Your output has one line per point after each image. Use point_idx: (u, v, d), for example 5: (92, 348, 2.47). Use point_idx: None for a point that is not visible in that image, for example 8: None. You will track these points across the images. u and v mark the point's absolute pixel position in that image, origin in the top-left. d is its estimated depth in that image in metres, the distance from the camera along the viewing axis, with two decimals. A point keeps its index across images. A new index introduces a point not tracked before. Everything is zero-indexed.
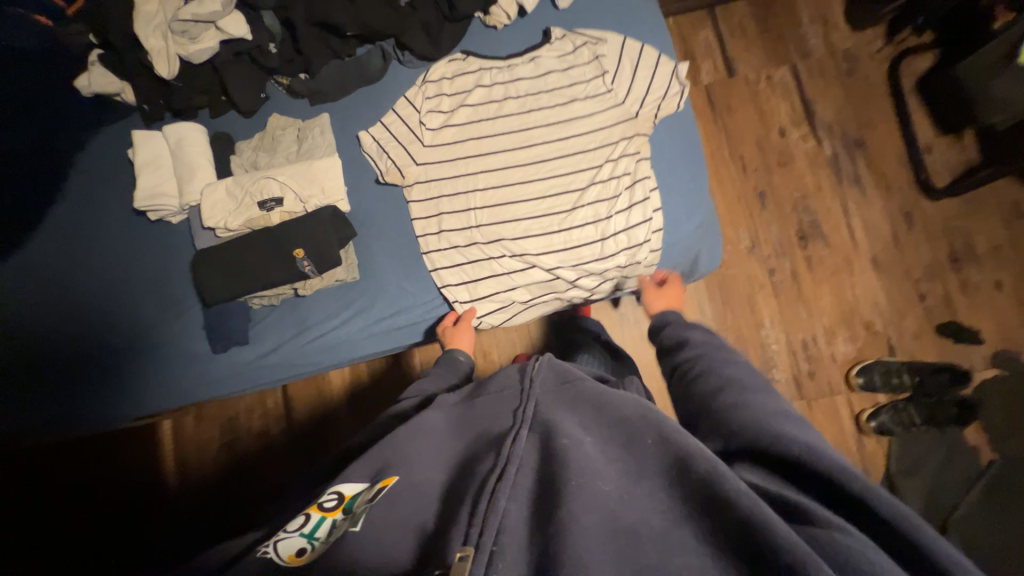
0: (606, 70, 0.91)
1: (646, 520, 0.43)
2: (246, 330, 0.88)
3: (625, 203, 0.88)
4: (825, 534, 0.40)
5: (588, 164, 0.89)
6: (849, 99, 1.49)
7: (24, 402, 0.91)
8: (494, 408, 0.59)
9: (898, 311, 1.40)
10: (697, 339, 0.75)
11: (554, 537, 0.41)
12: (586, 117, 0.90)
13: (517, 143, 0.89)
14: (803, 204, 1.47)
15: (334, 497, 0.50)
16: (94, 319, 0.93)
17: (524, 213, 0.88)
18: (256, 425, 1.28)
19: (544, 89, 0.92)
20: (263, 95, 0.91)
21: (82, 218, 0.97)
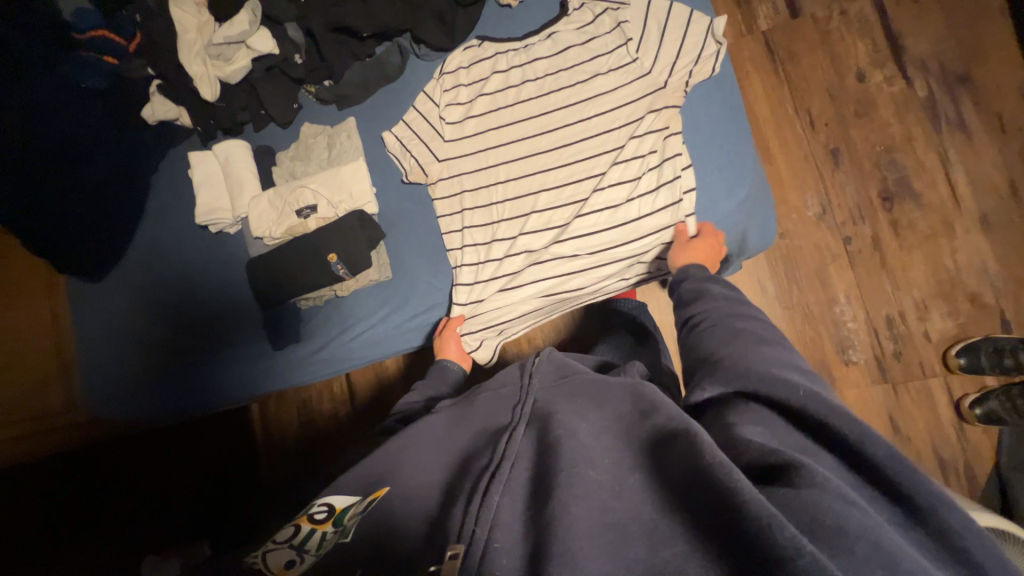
0: (630, 37, 0.84)
1: (637, 514, 0.45)
2: (297, 330, 0.95)
3: (649, 184, 0.83)
4: (799, 490, 0.41)
5: (610, 144, 0.84)
6: (951, 24, 1.24)
7: (130, 392, 1.07)
8: (494, 408, 0.67)
9: (1014, 278, 1.17)
10: (716, 291, 0.71)
11: (542, 529, 0.45)
12: (608, 92, 0.84)
13: (536, 129, 0.86)
14: (888, 158, 1.26)
15: (324, 511, 0.60)
16: (179, 321, 1.06)
17: (544, 204, 0.86)
18: (327, 409, 1.35)
19: (562, 67, 0.87)
20: (296, 105, 0.95)
21: (161, 234, 1.10)
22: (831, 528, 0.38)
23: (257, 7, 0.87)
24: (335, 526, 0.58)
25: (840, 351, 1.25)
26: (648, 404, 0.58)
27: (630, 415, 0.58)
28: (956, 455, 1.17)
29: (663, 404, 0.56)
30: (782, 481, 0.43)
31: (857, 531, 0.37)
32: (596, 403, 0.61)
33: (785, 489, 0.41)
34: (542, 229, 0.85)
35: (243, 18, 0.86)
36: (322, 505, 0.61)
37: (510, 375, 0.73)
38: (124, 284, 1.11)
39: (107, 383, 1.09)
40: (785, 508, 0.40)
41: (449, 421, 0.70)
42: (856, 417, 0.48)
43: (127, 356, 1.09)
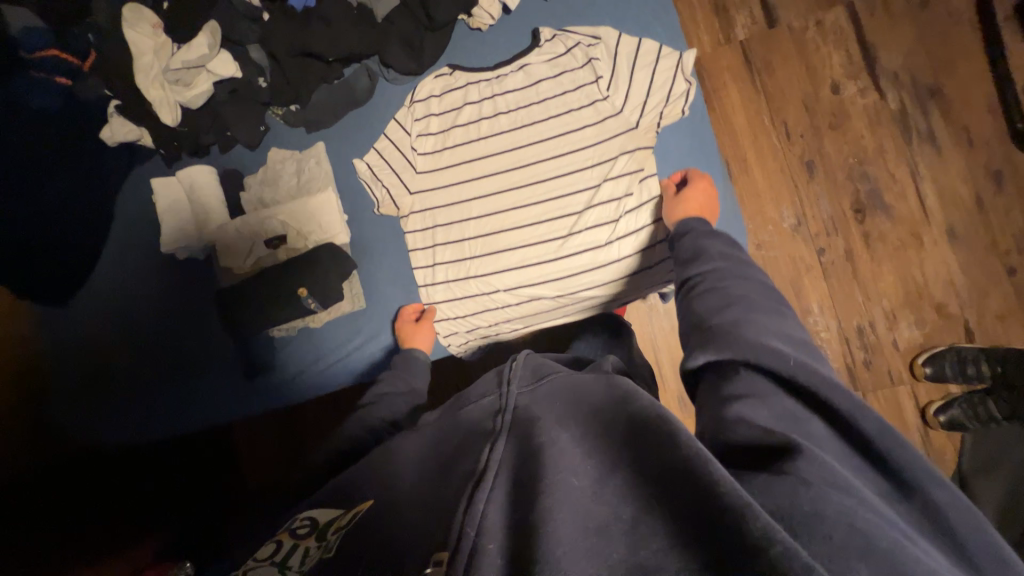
0: (601, 75, 0.83)
1: (619, 513, 0.44)
2: (270, 359, 0.93)
3: (627, 226, 0.82)
4: (781, 478, 0.43)
5: (586, 184, 0.83)
6: (923, 38, 1.25)
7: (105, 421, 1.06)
8: (476, 416, 0.67)
9: (978, 289, 1.21)
10: (716, 250, 0.72)
11: (527, 535, 0.44)
12: (581, 130, 0.83)
13: (509, 164, 0.85)
14: (861, 171, 1.28)
15: (307, 525, 0.60)
16: (151, 349, 1.05)
17: (516, 242, 0.84)
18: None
19: (535, 100, 0.85)
20: (262, 128, 0.91)
21: (124, 261, 1.06)
22: (809, 515, 0.39)
23: (217, 29, 0.85)
24: (318, 541, 0.57)
25: None
26: (624, 395, 0.57)
27: (606, 408, 0.57)
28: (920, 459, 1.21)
29: (639, 397, 0.54)
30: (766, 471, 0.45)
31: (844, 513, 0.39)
32: (574, 404, 0.61)
33: (769, 476, 0.44)
34: (516, 269, 0.84)
35: (202, 41, 0.85)
36: (305, 520, 0.61)
37: (490, 381, 0.74)
38: (86, 309, 1.07)
39: (81, 414, 1.06)
40: (764, 494, 0.42)
41: (433, 433, 0.69)
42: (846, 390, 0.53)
43: (98, 386, 1.07)
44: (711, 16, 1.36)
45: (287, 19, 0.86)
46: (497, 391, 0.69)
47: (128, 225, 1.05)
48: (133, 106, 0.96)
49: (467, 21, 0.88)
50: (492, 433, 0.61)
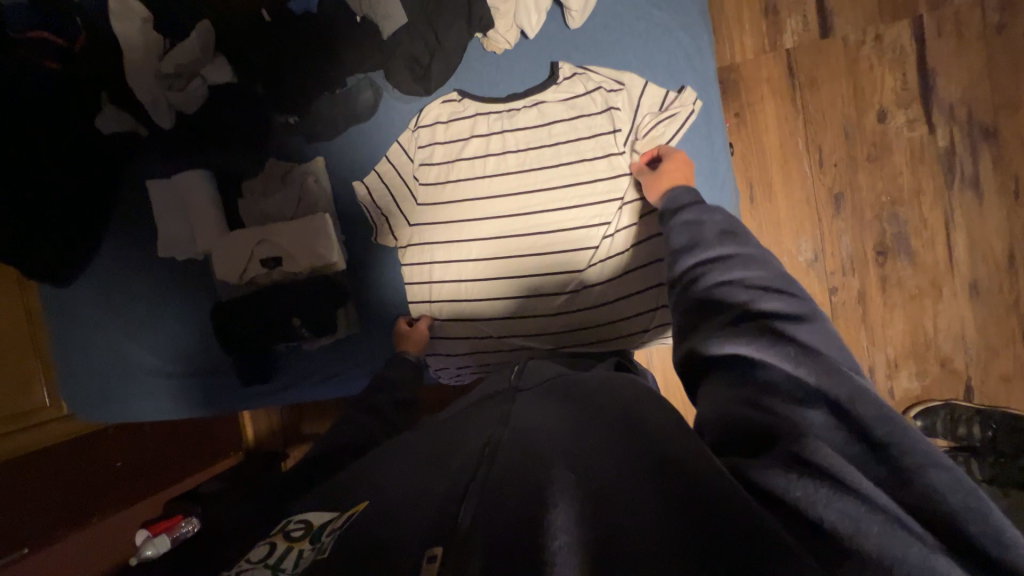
0: (619, 126, 0.78)
1: (613, 483, 0.47)
2: (258, 372, 0.94)
3: (627, 288, 0.82)
4: (796, 473, 0.41)
5: (590, 242, 0.81)
6: (990, 69, 1.12)
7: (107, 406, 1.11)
8: (480, 403, 0.70)
9: (987, 348, 1.18)
10: (717, 222, 0.65)
11: (525, 520, 0.44)
12: (590, 183, 0.80)
13: (513, 208, 0.82)
14: (891, 210, 1.20)
15: (301, 527, 0.57)
16: (156, 342, 1.09)
17: (514, 289, 0.84)
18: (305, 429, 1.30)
19: (547, 142, 0.81)
20: (259, 136, 0.87)
21: (126, 249, 1.06)
22: (809, 504, 0.40)
23: (209, 30, 0.80)
24: (313, 544, 0.55)
25: None
26: (626, 403, 0.58)
27: (606, 407, 0.58)
28: None
29: (639, 408, 0.56)
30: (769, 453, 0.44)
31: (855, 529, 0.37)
32: (572, 398, 0.62)
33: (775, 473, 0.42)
34: (511, 316, 0.85)
35: (193, 41, 0.79)
36: (300, 522, 0.58)
37: (500, 378, 0.77)
38: (89, 293, 1.09)
39: (79, 395, 1.09)
40: (767, 479, 0.42)
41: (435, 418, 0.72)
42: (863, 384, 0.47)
43: (99, 371, 1.10)
44: (759, 18, 1.22)
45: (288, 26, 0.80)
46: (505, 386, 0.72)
47: (129, 216, 1.05)
48: None
49: (482, 41, 0.83)
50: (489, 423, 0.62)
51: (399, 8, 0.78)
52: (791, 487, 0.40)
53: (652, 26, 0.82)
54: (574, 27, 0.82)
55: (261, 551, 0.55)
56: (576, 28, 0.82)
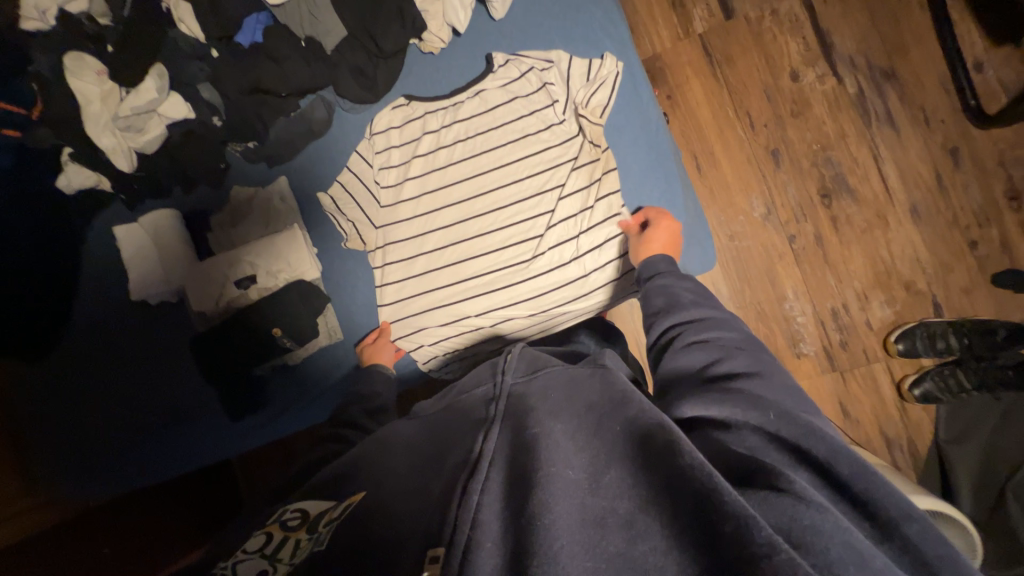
0: (555, 99, 0.87)
1: (614, 508, 0.46)
2: (247, 400, 0.92)
3: (591, 241, 0.86)
4: (780, 495, 0.43)
5: (546, 206, 0.86)
6: (875, 22, 1.27)
7: (81, 478, 1.03)
8: (472, 404, 0.69)
9: (943, 264, 1.24)
10: (687, 298, 0.75)
11: (524, 526, 0.46)
12: (539, 152, 0.87)
13: (471, 191, 0.87)
14: (824, 156, 1.30)
15: (297, 516, 0.61)
16: (131, 398, 1.05)
17: (486, 266, 0.87)
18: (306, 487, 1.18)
19: (493, 125, 0.88)
20: (222, 165, 0.92)
21: (94, 308, 1.05)
22: (808, 529, 0.40)
23: (164, 72, 0.85)
24: (309, 533, 0.58)
25: (792, 345, 1.31)
26: (620, 394, 0.59)
27: (601, 404, 0.59)
28: (900, 432, 1.25)
29: (633, 397, 0.57)
30: (763, 482, 0.45)
31: (830, 530, 0.40)
32: (569, 400, 0.62)
33: (760, 492, 0.44)
34: (488, 293, 0.87)
35: (149, 85, 0.84)
36: (296, 512, 0.62)
37: (485, 371, 0.77)
38: (59, 359, 1.05)
39: (59, 466, 1.03)
40: (766, 511, 0.42)
41: (424, 424, 0.72)
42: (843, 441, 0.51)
43: (74, 438, 1.04)
44: (668, 12, 1.36)
45: (234, 60, 0.87)
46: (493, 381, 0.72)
47: (96, 274, 1.05)
48: (90, 155, 0.95)
49: (419, 45, 0.91)
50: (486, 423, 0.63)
51: (339, 23, 0.85)
52: (778, 515, 0.41)
53: (569, 11, 0.90)
54: (499, 18, 0.90)
55: (260, 540, 0.59)
56: (501, 18, 0.90)
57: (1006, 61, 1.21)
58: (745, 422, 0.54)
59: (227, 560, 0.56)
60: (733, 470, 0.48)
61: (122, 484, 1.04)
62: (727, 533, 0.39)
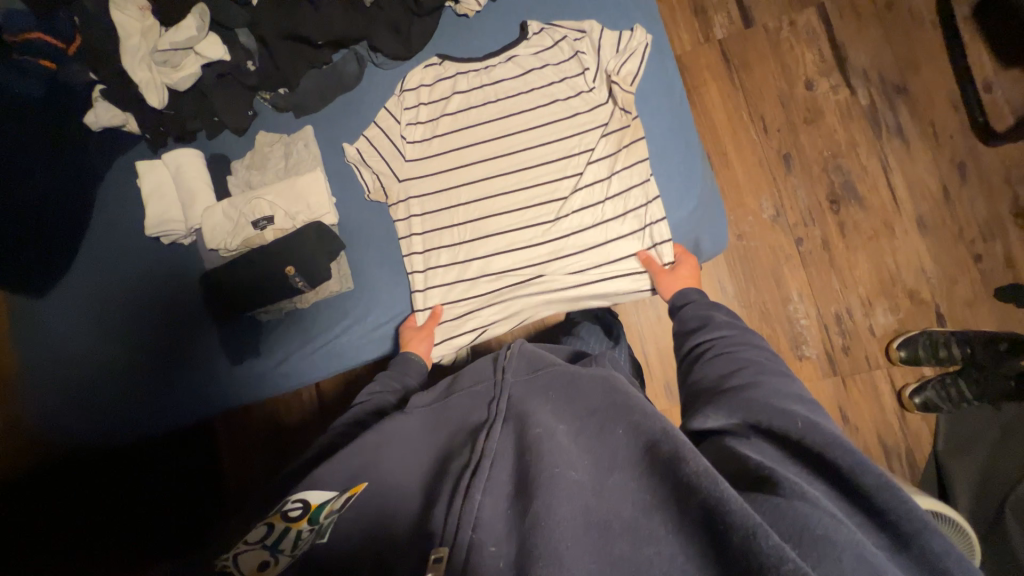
0: (586, 67, 0.89)
1: (619, 511, 0.46)
2: (258, 339, 0.97)
3: (612, 208, 0.88)
4: (789, 501, 0.43)
5: (572, 169, 0.89)
6: (889, 38, 1.32)
7: (86, 417, 1.07)
8: (470, 403, 0.67)
9: (948, 275, 1.26)
10: (720, 319, 0.75)
11: (527, 526, 0.47)
12: (566, 118, 0.90)
13: (495, 151, 0.90)
14: (835, 163, 1.33)
15: (299, 507, 0.60)
16: (137, 340, 1.05)
17: (505, 225, 0.90)
18: (294, 419, 1.30)
19: (524, 89, 0.91)
20: (250, 113, 0.94)
21: (108, 245, 1.07)
22: (818, 538, 0.40)
23: (206, 11, 0.86)
24: (310, 525, 0.59)
25: (795, 347, 1.31)
26: (622, 399, 0.57)
27: (603, 408, 0.58)
28: (899, 441, 1.25)
29: (634, 407, 0.55)
30: (771, 489, 0.45)
31: (840, 541, 0.39)
32: (569, 402, 0.61)
33: (772, 500, 0.44)
34: (505, 252, 0.89)
35: (191, 23, 0.86)
36: (297, 500, 0.61)
37: (484, 368, 0.72)
38: (73, 297, 1.08)
39: (63, 407, 1.07)
40: (775, 517, 0.42)
41: (422, 416, 0.71)
42: (853, 447, 0.49)
43: (82, 385, 1.07)
44: (690, 16, 1.41)
45: (275, 5, 0.89)
46: (493, 379, 0.69)
47: (115, 215, 1.06)
48: (119, 92, 0.96)
49: (454, 9, 0.94)
50: (487, 422, 0.62)
51: None
52: (788, 517, 0.42)
53: None
54: None
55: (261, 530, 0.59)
56: None
57: (1014, 83, 1.26)
58: (769, 430, 0.55)
59: (231, 550, 0.57)
60: (746, 474, 0.49)
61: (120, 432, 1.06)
62: (733, 544, 0.39)
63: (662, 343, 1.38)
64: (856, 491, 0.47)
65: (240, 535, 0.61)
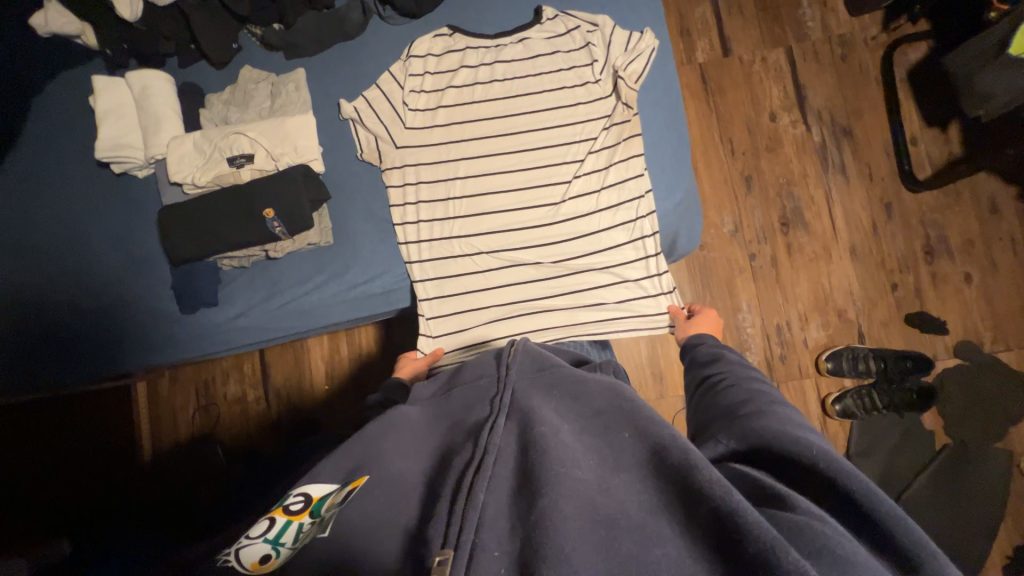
0: (595, 59, 0.93)
1: (626, 511, 0.49)
2: (214, 291, 0.89)
3: (607, 199, 0.91)
4: (807, 521, 0.46)
5: (573, 156, 0.91)
6: (841, 86, 1.49)
7: None
8: (473, 398, 0.69)
9: (870, 299, 1.43)
10: (731, 358, 0.77)
11: (532, 526, 0.48)
12: (570, 106, 0.92)
13: (500, 130, 0.91)
14: (788, 190, 1.47)
15: (300, 501, 0.58)
16: (62, 278, 0.92)
17: (500, 206, 0.90)
18: (231, 396, 1.31)
19: (531, 72, 0.93)
20: (234, 45, 0.90)
21: (45, 168, 0.95)
22: (838, 558, 0.44)
23: None
24: (313, 517, 0.57)
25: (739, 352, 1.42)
26: (629, 405, 0.60)
27: (609, 411, 0.60)
28: None
29: (645, 410, 0.58)
30: (786, 507, 0.49)
31: (856, 563, 0.44)
32: (574, 405, 0.63)
33: (791, 517, 0.47)
34: (497, 233, 0.90)
35: None
36: (297, 494, 0.59)
37: (486, 363, 0.74)
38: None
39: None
40: (793, 533, 0.45)
41: (424, 413, 0.71)
42: (863, 477, 0.50)
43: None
44: (676, 36, 1.50)
45: None
46: (495, 373, 0.71)
47: (55, 138, 0.96)
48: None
49: None
50: (487, 418, 0.62)
51: None
52: (808, 534, 0.45)
53: None
54: None
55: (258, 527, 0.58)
56: None
57: (935, 140, 1.46)
58: (779, 453, 0.55)
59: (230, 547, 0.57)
60: (762, 490, 0.52)
61: (19, 391, 0.92)
62: (750, 557, 0.42)
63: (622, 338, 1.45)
64: (860, 518, 0.49)
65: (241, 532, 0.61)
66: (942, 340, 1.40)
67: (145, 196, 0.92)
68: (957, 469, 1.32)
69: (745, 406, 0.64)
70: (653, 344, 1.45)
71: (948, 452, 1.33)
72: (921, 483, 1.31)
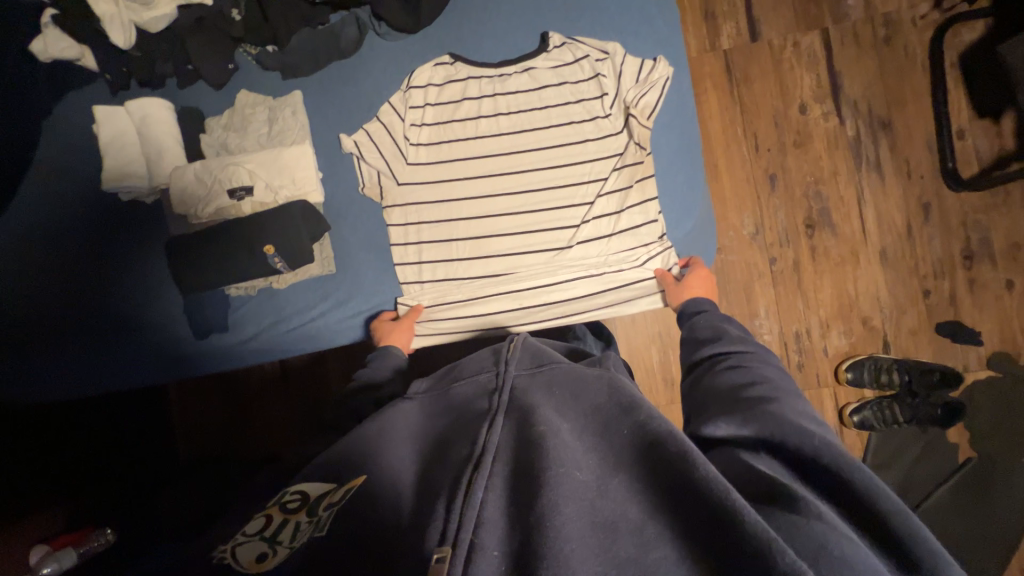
0: (606, 91, 0.98)
1: (625, 512, 0.48)
2: (225, 317, 0.98)
3: (616, 244, 0.98)
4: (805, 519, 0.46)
5: (581, 198, 0.97)
6: (882, 73, 1.36)
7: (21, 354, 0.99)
8: (471, 390, 0.70)
9: (899, 306, 1.36)
10: (732, 334, 0.79)
11: (531, 525, 0.47)
12: (578, 145, 0.98)
13: (500, 166, 0.97)
14: (815, 189, 1.38)
15: (297, 499, 0.61)
16: (84, 302, 0.99)
17: (500, 247, 0.97)
18: (253, 387, 1.31)
19: (537, 106, 0.98)
20: (230, 65, 0.97)
21: (65, 191, 1.00)
22: (835, 558, 0.42)
23: None
24: (309, 516, 0.59)
25: None
26: (626, 400, 0.59)
27: (608, 408, 0.60)
28: None
29: (642, 403, 0.58)
30: (790, 507, 0.47)
31: (856, 564, 0.42)
32: (575, 402, 0.63)
33: (789, 516, 0.46)
34: (499, 256, 0.97)
35: None
36: (295, 494, 0.62)
37: (485, 359, 0.75)
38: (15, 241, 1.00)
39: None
40: (791, 534, 0.44)
41: (426, 402, 0.73)
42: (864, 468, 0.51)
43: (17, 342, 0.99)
44: (698, 22, 1.39)
45: None
46: (494, 369, 0.71)
47: (77, 161, 1.00)
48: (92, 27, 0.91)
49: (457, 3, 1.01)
50: (488, 413, 0.63)
51: None
52: (799, 528, 0.45)
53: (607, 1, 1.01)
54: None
55: (257, 523, 0.59)
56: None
57: (984, 134, 1.34)
58: (781, 443, 0.55)
59: (225, 543, 0.57)
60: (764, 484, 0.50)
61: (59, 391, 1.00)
62: (750, 553, 0.41)
63: (633, 343, 1.42)
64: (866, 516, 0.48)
65: (236, 527, 0.61)
66: (975, 350, 1.33)
67: (156, 223, 0.99)
68: (983, 484, 1.27)
69: (749, 389, 0.65)
70: (664, 348, 1.42)
71: (973, 464, 1.28)
72: (942, 497, 1.27)
